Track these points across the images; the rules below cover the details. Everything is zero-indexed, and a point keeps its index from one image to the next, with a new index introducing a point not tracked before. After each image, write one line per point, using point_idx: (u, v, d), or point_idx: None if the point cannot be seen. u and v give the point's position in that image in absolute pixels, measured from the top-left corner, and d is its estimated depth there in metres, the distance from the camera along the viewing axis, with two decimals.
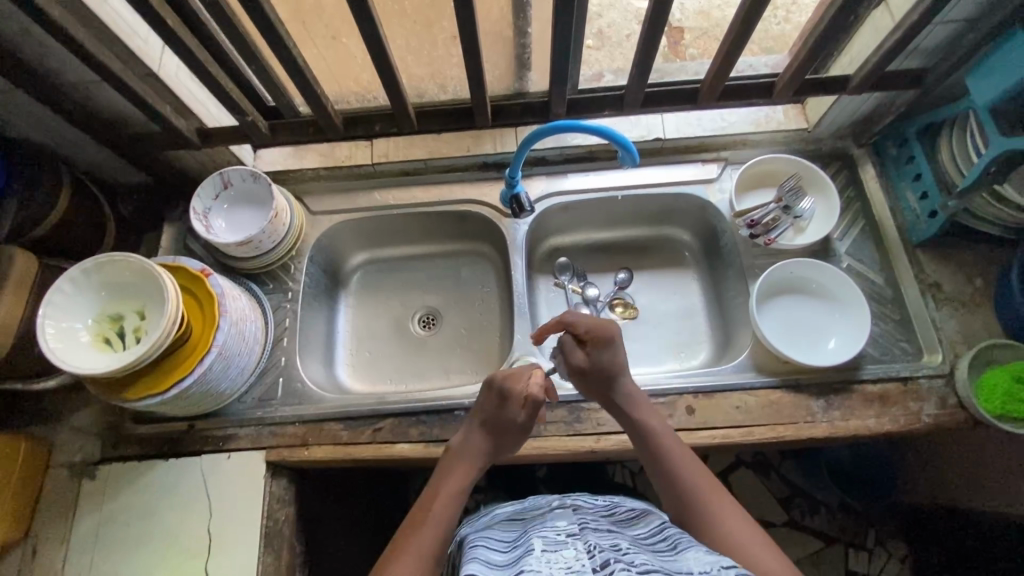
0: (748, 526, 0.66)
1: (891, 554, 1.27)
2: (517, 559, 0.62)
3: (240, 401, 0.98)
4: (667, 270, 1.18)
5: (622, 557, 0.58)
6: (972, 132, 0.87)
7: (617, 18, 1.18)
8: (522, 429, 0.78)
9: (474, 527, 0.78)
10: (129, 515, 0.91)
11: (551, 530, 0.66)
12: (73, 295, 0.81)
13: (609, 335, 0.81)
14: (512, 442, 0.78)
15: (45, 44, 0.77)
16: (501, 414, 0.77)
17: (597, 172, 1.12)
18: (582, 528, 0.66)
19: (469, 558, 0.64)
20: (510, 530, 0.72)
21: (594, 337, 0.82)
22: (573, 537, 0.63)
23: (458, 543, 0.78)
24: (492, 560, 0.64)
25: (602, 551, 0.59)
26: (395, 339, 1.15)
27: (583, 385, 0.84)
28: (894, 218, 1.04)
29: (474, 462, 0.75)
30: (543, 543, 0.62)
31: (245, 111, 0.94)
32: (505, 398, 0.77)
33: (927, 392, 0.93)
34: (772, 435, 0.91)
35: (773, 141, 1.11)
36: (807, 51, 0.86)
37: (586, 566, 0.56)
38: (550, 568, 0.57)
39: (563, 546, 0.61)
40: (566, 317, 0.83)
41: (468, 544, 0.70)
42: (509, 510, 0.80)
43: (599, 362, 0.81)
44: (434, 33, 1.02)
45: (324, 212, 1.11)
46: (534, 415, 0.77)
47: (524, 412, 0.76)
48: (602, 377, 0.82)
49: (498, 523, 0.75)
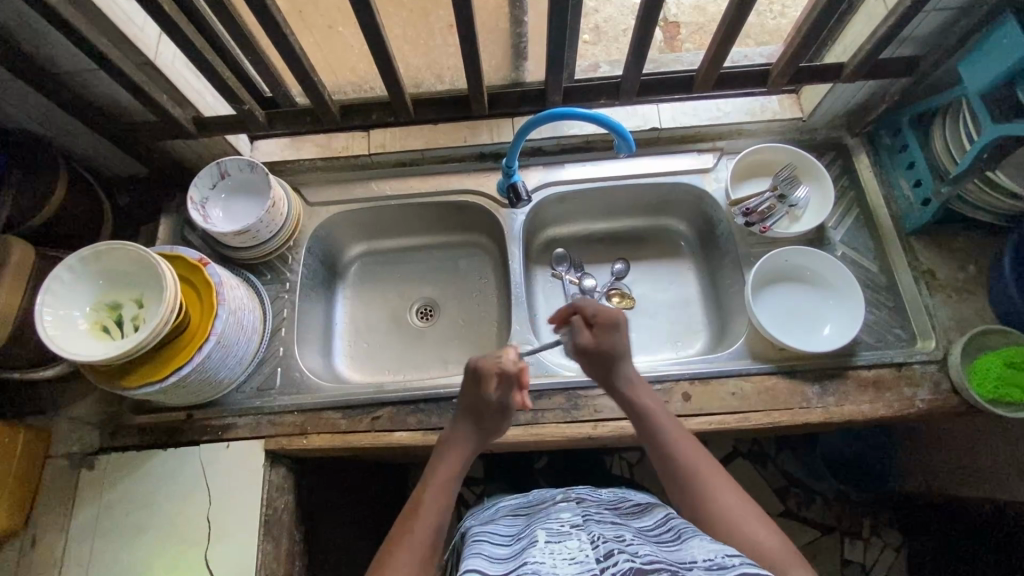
0: (759, 519, 0.65)
1: (886, 544, 1.28)
2: (520, 551, 0.62)
3: (240, 391, 0.98)
4: (664, 260, 1.19)
5: (626, 548, 0.58)
6: (965, 121, 0.88)
7: (614, 12, 1.19)
8: (503, 410, 0.78)
9: (477, 521, 0.79)
10: (128, 505, 0.91)
11: (555, 522, 0.67)
12: (71, 283, 0.81)
13: (614, 319, 0.83)
14: (496, 425, 0.79)
15: (42, 31, 0.77)
16: (478, 395, 0.77)
17: (594, 162, 1.13)
18: (586, 520, 0.67)
19: (473, 551, 0.65)
20: (513, 523, 0.73)
21: (600, 323, 0.83)
22: (576, 528, 0.64)
23: (461, 537, 0.78)
24: (494, 553, 0.64)
25: (605, 542, 0.59)
26: (393, 330, 1.16)
27: (588, 368, 0.85)
28: (888, 206, 1.05)
29: (464, 448, 0.76)
30: (546, 535, 0.63)
31: (242, 100, 0.94)
32: (482, 378, 0.78)
33: (921, 377, 0.94)
34: (768, 420, 0.92)
35: (768, 131, 1.12)
36: (801, 38, 0.87)
37: (589, 556, 0.57)
38: (554, 558, 0.58)
39: (566, 536, 0.62)
40: (578, 302, 0.86)
41: (471, 537, 0.70)
42: (513, 503, 0.81)
43: (605, 343, 0.82)
44: (430, 23, 1.03)
45: (322, 203, 1.12)
46: (510, 394, 0.77)
47: (499, 393, 0.77)
48: (605, 358, 0.82)
49: (502, 517, 0.76)
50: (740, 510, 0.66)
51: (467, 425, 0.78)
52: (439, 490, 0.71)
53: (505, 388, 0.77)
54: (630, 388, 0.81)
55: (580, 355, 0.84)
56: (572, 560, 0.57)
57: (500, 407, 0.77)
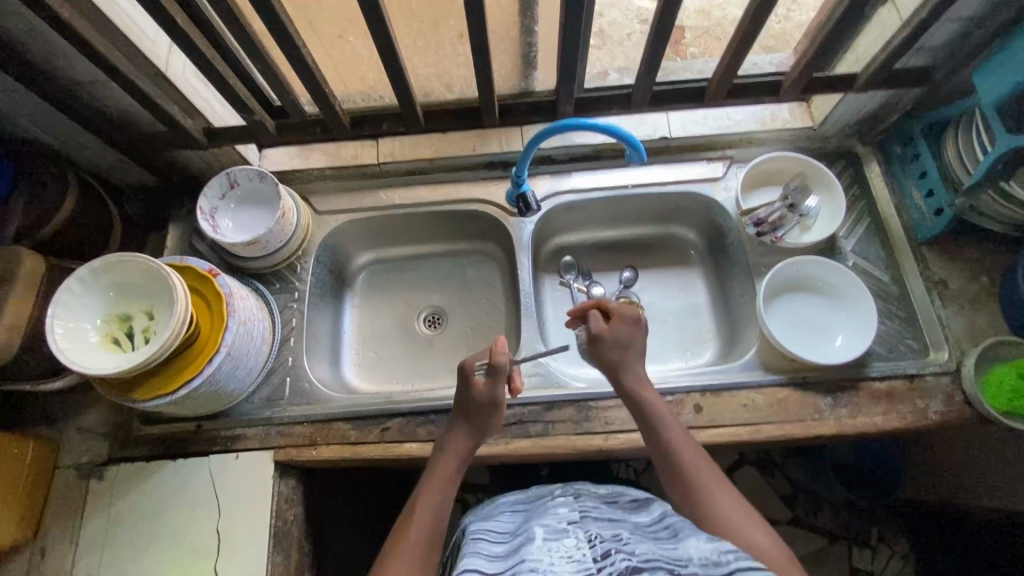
0: (753, 521, 0.66)
1: (894, 552, 1.28)
2: (517, 548, 0.62)
3: (249, 401, 0.98)
4: (673, 268, 1.18)
5: (623, 546, 0.58)
6: (978, 130, 0.88)
7: (619, 16, 1.17)
8: (493, 405, 0.79)
9: (476, 515, 0.78)
10: (138, 516, 0.91)
11: (552, 518, 0.66)
12: (82, 295, 0.81)
13: (636, 317, 0.84)
14: (488, 420, 0.79)
15: (53, 43, 0.77)
16: (465, 394, 0.79)
17: (603, 171, 1.12)
18: (584, 517, 0.66)
19: (470, 550, 0.64)
20: (512, 519, 0.72)
21: (620, 316, 0.84)
22: (574, 525, 0.63)
23: (459, 533, 0.77)
24: (492, 551, 0.64)
25: (603, 541, 0.59)
26: (401, 339, 1.15)
27: (592, 355, 0.84)
28: (899, 214, 1.05)
29: (461, 447, 0.78)
30: (543, 533, 0.62)
31: (253, 111, 0.94)
32: (468, 380, 0.80)
33: (934, 389, 0.93)
34: (781, 433, 0.91)
35: (778, 140, 1.12)
36: (814, 50, 0.86)
37: (586, 555, 0.57)
38: (552, 557, 0.58)
39: (563, 534, 0.62)
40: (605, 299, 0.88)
41: (470, 534, 0.70)
42: (512, 497, 0.80)
43: (618, 335, 0.83)
44: (440, 32, 1.03)
45: (330, 212, 1.11)
46: (497, 387, 0.79)
47: (485, 388, 0.78)
48: (617, 348, 0.83)
49: (501, 512, 0.75)
50: (736, 511, 0.67)
51: (460, 423, 0.80)
52: (435, 488, 0.73)
53: (492, 382, 0.78)
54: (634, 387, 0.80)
55: (592, 343, 0.84)
56: (570, 559, 0.57)
57: (489, 402, 0.78)
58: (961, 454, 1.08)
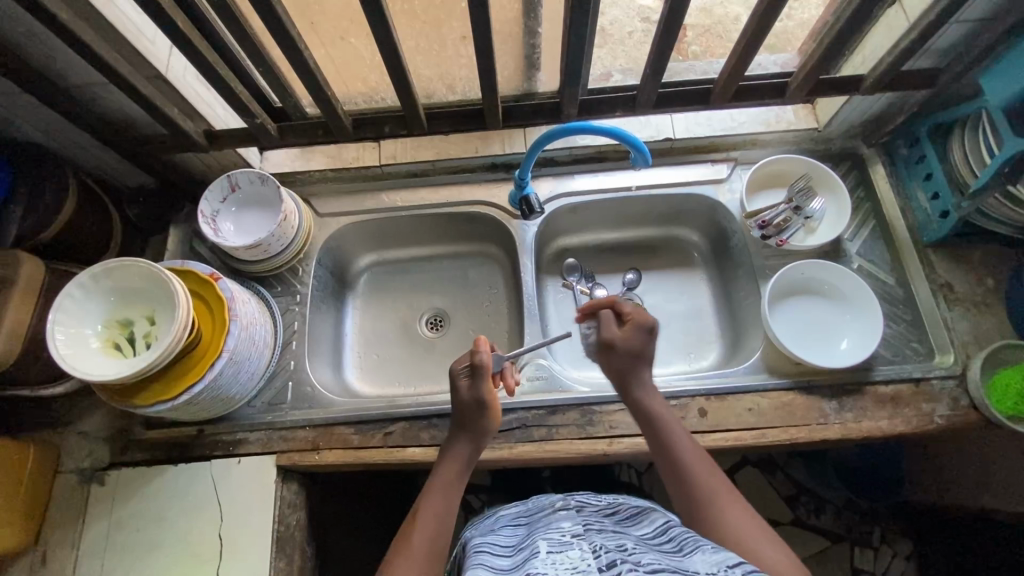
0: (760, 529, 0.65)
1: (897, 553, 1.27)
2: (521, 561, 0.62)
3: (250, 405, 0.97)
4: (677, 270, 1.18)
5: (629, 557, 0.57)
6: (984, 132, 0.87)
7: (620, 15, 1.13)
8: (481, 405, 0.77)
9: (477, 531, 0.77)
10: (140, 521, 0.90)
11: (556, 531, 0.66)
12: (83, 300, 0.80)
13: (649, 325, 0.84)
14: (483, 423, 0.78)
15: (53, 45, 0.76)
16: (456, 398, 0.80)
17: (606, 173, 1.12)
18: (587, 529, 0.66)
19: (473, 563, 0.64)
20: (514, 533, 0.72)
21: (634, 323, 0.84)
22: (578, 538, 0.63)
23: (460, 547, 0.77)
24: (496, 564, 0.63)
25: (608, 552, 0.58)
26: (403, 342, 1.15)
27: (604, 361, 0.85)
28: (904, 217, 1.04)
29: (459, 456, 0.76)
30: (547, 545, 0.62)
31: (254, 113, 0.93)
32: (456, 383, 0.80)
33: (940, 393, 0.93)
34: (785, 437, 0.91)
35: (782, 141, 1.11)
36: (821, 52, 0.86)
37: (591, 566, 0.56)
38: (556, 568, 0.57)
39: (568, 546, 0.61)
40: (618, 300, 0.88)
41: (472, 548, 0.69)
42: (512, 511, 0.79)
43: (631, 343, 0.83)
44: (443, 32, 0.99)
45: (332, 214, 1.11)
46: (481, 387, 0.78)
47: (469, 389, 0.78)
48: (628, 356, 0.83)
49: (503, 526, 0.75)
50: (737, 514, 0.66)
51: (456, 430, 0.79)
52: (436, 494, 0.72)
53: (475, 382, 0.79)
54: (640, 392, 0.81)
55: (603, 348, 0.85)
56: (574, 570, 0.56)
57: (475, 402, 0.77)
58: (966, 457, 1.07)
